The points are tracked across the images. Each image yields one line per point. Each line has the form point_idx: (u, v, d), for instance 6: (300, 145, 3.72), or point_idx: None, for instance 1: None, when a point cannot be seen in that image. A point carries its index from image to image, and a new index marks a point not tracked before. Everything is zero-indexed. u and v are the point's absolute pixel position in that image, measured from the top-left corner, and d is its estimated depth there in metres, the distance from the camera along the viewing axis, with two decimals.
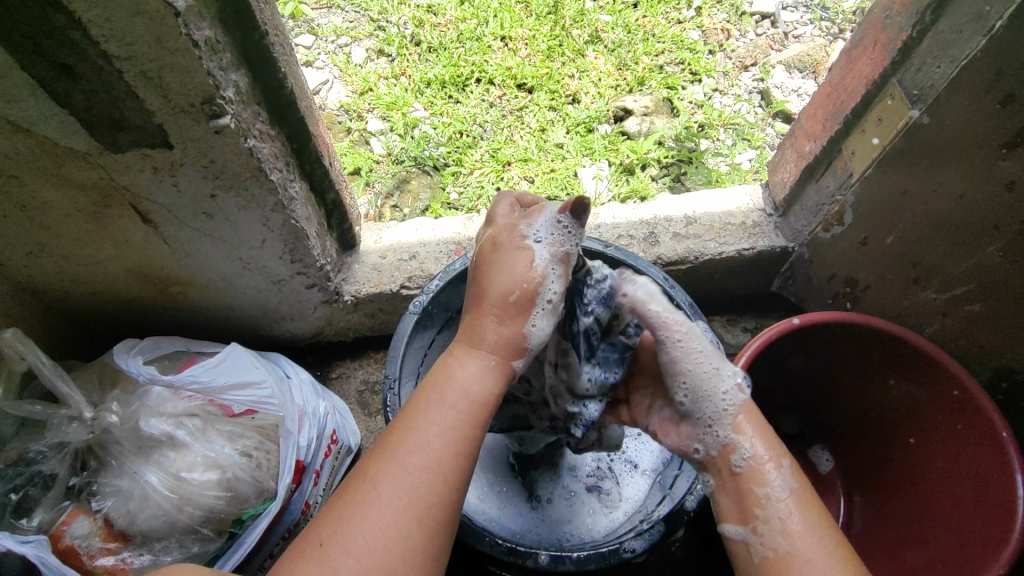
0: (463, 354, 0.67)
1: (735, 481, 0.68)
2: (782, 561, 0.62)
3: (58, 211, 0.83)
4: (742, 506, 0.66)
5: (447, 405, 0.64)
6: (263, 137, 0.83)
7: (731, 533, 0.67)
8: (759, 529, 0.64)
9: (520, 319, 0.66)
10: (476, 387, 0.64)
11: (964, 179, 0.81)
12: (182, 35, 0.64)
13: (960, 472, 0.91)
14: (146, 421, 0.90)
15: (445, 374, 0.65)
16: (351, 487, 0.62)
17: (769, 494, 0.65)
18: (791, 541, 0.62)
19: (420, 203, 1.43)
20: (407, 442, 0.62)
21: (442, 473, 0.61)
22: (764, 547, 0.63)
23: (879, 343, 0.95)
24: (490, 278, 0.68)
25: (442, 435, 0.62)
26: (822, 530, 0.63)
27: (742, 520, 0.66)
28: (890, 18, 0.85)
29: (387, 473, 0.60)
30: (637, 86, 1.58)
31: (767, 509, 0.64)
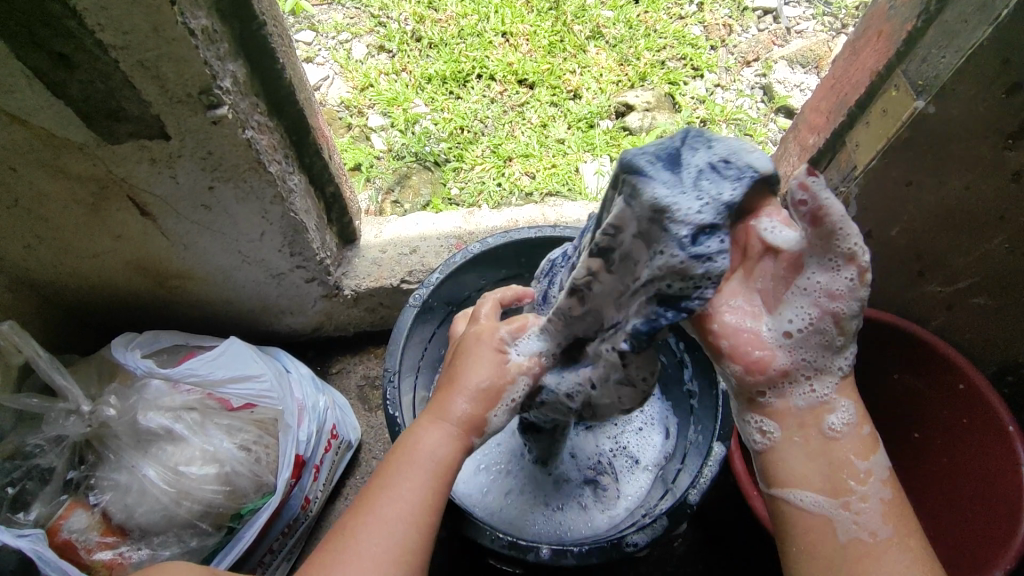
0: (430, 423, 0.65)
1: (825, 446, 0.58)
2: (880, 547, 0.57)
3: (55, 203, 0.82)
4: (831, 479, 0.57)
5: (420, 472, 0.62)
6: (262, 129, 0.82)
7: (810, 504, 0.57)
8: (853, 505, 0.57)
9: (483, 403, 0.65)
10: (442, 451, 0.63)
11: (970, 170, 0.81)
12: (179, 24, 0.63)
13: (965, 467, 0.90)
14: (145, 415, 0.89)
15: (413, 441, 0.64)
16: (330, 542, 0.61)
17: (869, 469, 0.58)
18: (889, 526, 0.58)
19: (421, 199, 1.42)
20: (384, 502, 0.61)
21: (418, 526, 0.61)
22: (855, 527, 0.57)
23: (884, 337, 0.94)
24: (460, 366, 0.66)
25: (421, 499, 0.62)
26: (912, 521, 0.59)
27: (829, 492, 0.57)
28: (895, 9, 0.84)
29: (365, 528, 0.60)
30: (639, 81, 1.57)
31: (865, 484, 0.58)
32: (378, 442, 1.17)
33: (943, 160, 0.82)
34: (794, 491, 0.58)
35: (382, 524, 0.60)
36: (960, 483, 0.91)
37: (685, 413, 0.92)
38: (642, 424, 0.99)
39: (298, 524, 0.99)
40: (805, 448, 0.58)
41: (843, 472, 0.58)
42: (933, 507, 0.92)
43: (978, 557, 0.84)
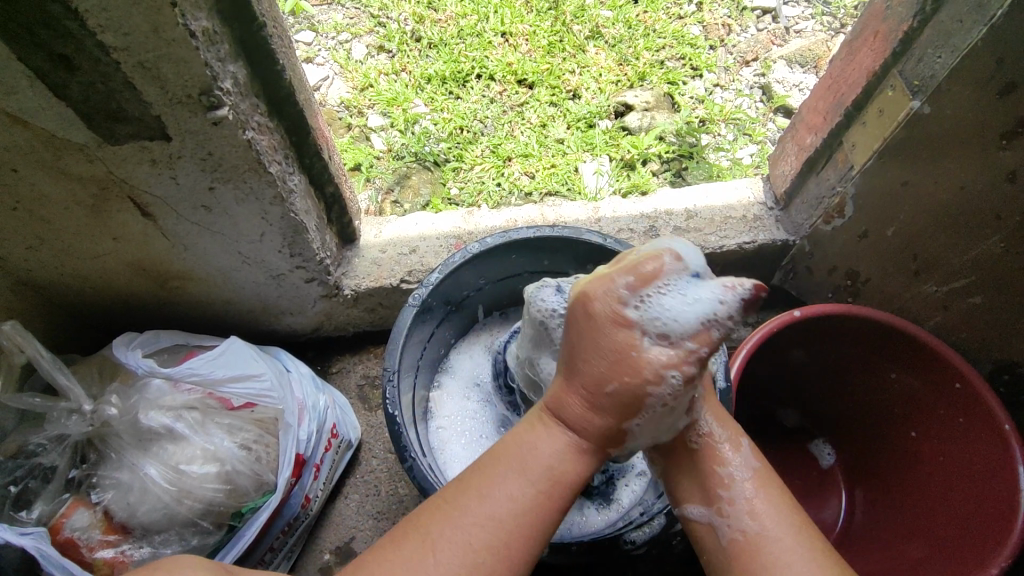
0: (553, 427, 0.63)
1: (696, 464, 0.69)
2: (750, 541, 0.63)
3: (57, 204, 0.83)
4: (705, 489, 0.68)
5: (525, 479, 0.62)
6: (262, 129, 0.82)
7: (696, 515, 0.68)
8: (725, 511, 0.66)
9: (620, 415, 0.61)
10: (551, 459, 0.62)
11: (965, 169, 0.81)
12: (179, 25, 0.64)
13: (960, 464, 0.91)
14: (146, 414, 0.90)
15: (533, 445, 0.63)
16: (409, 540, 0.61)
17: (732, 474, 0.67)
18: (758, 522, 0.64)
19: (420, 199, 1.43)
20: (475, 504, 0.61)
21: (505, 549, 0.60)
22: (732, 529, 0.65)
23: (882, 336, 0.95)
24: (589, 350, 0.60)
25: (513, 513, 0.61)
26: (785, 506, 0.66)
27: (705, 502, 0.67)
28: (891, 9, 0.85)
29: (447, 538, 0.60)
30: (638, 81, 1.58)
31: (731, 490, 0.66)
32: (378, 440, 1.18)
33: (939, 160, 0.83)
34: (687, 507, 0.69)
35: (466, 527, 0.60)
36: (956, 482, 0.91)
37: None
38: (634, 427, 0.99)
39: (299, 522, 1.00)
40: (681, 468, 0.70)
41: (710, 483, 0.67)
42: (930, 505, 0.93)
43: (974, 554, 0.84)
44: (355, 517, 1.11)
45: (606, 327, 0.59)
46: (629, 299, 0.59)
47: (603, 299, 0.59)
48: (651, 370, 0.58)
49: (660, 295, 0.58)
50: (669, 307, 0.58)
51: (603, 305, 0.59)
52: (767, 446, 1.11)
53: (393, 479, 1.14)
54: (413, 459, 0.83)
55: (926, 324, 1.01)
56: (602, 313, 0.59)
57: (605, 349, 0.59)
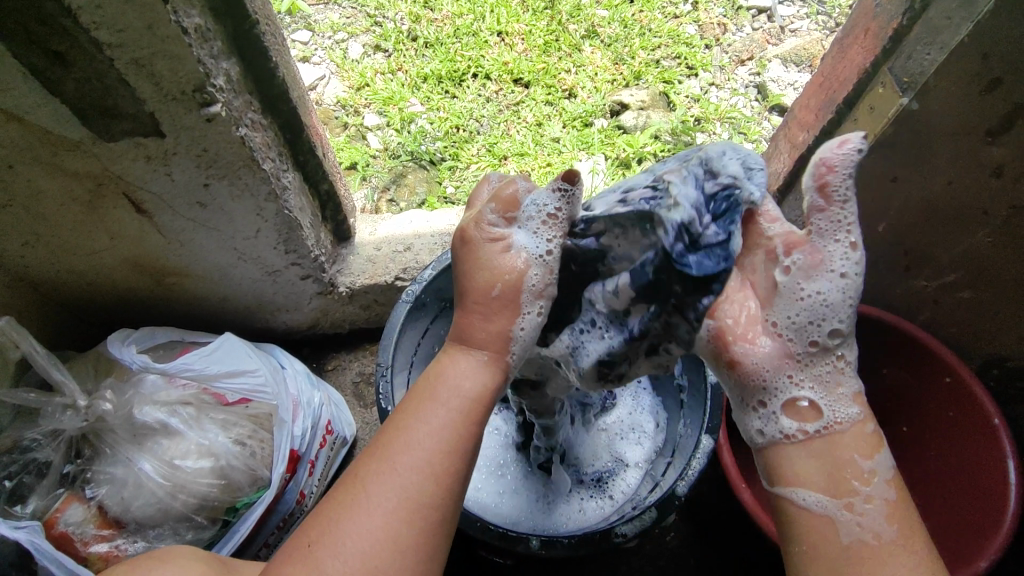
0: (457, 351, 0.66)
1: (827, 447, 0.62)
2: (883, 547, 0.58)
3: (51, 200, 0.83)
4: (836, 477, 0.60)
5: (440, 405, 0.63)
6: (255, 126, 0.83)
7: (812, 502, 0.60)
8: (856, 506, 0.59)
9: (509, 312, 0.65)
10: (467, 383, 0.64)
11: (953, 166, 0.82)
12: (172, 22, 0.64)
13: (948, 456, 0.92)
14: (140, 409, 0.90)
15: (438, 373, 0.65)
16: (343, 487, 0.62)
17: (872, 468, 0.61)
18: (892, 527, 0.59)
19: (417, 197, 1.44)
20: (399, 436, 0.62)
21: (435, 474, 0.60)
22: (860, 528, 0.59)
23: (872, 331, 0.96)
24: (472, 275, 0.66)
25: (436, 438, 0.61)
26: (912, 516, 0.61)
27: (830, 491, 0.60)
28: (881, 7, 0.85)
29: (376, 474, 0.61)
30: (634, 80, 1.59)
31: (869, 484, 0.60)
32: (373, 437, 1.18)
33: (928, 157, 0.83)
34: (799, 486, 0.61)
35: (392, 459, 0.61)
36: (947, 474, 0.92)
37: (675, 408, 0.94)
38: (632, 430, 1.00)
39: (295, 517, 1.00)
40: (807, 444, 0.62)
41: (849, 473, 0.60)
42: (920, 497, 0.94)
43: (965, 544, 0.85)
44: None
45: (484, 246, 0.66)
46: (499, 223, 0.66)
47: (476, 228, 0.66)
48: (516, 270, 0.65)
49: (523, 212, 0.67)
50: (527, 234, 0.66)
51: (478, 231, 0.66)
52: None
53: None
54: None
55: (916, 319, 1.02)
56: (477, 236, 0.66)
57: (484, 271, 0.65)
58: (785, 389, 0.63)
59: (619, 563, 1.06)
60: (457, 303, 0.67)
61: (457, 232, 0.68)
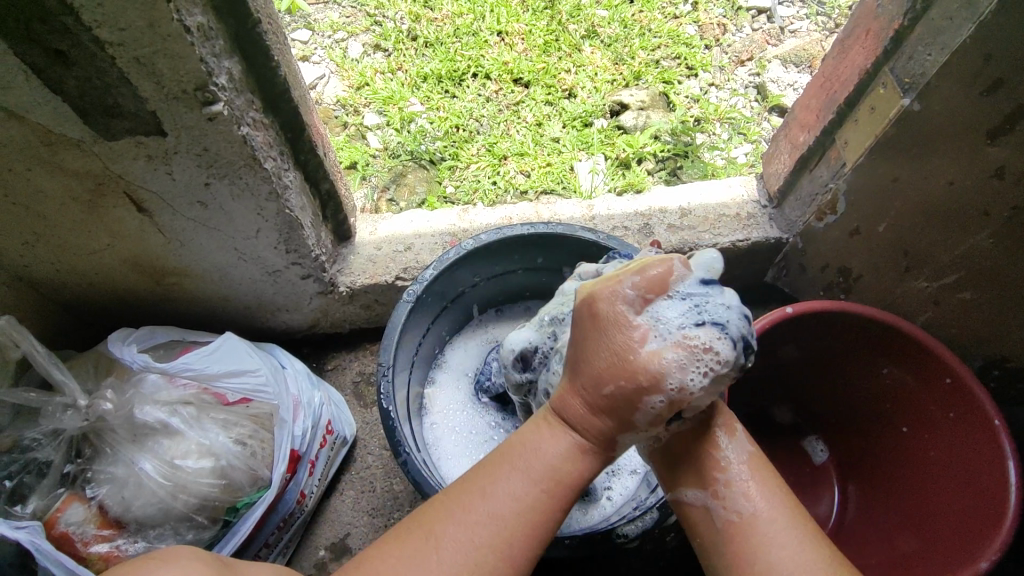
0: (557, 427, 0.63)
1: (686, 442, 0.67)
2: (747, 522, 0.62)
3: (52, 200, 0.83)
4: (699, 471, 0.65)
5: (531, 483, 0.61)
6: (257, 125, 0.83)
7: (690, 498, 0.65)
8: (720, 493, 0.64)
9: (614, 412, 0.60)
10: (560, 463, 0.62)
11: (953, 166, 0.82)
12: (173, 20, 0.64)
13: (947, 455, 0.92)
14: (141, 409, 0.90)
15: (533, 445, 0.63)
16: (412, 535, 0.63)
17: (727, 455, 0.65)
18: (754, 502, 0.63)
19: (417, 196, 1.43)
20: (483, 505, 0.62)
21: (510, 548, 0.60)
22: (726, 511, 0.63)
23: (869, 331, 0.96)
24: (591, 356, 0.60)
25: (520, 515, 0.61)
26: (779, 488, 0.65)
27: (700, 484, 0.65)
28: (883, 8, 0.86)
29: (449, 537, 0.61)
30: (634, 80, 1.59)
31: (727, 471, 0.64)
32: (373, 437, 1.18)
33: (931, 157, 0.83)
34: (681, 489, 0.66)
35: (470, 527, 0.61)
36: (946, 476, 0.92)
37: None
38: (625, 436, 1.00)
39: (295, 518, 1.00)
40: (671, 443, 0.67)
41: (709, 466, 0.64)
42: (920, 498, 0.94)
43: (965, 543, 0.85)
44: (350, 513, 1.12)
45: (607, 332, 0.59)
46: (634, 307, 0.59)
47: (609, 304, 0.60)
48: (651, 375, 0.57)
49: (666, 305, 0.60)
50: (665, 326, 0.58)
51: (608, 308, 0.59)
52: (761, 441, 1.11)
53: (388, 476, 1.15)
54: (407, 454, 0.84)
55: (916, 320, 1.02)
56: (605, 318, 0.59)
57: (604, 358, 0.59)
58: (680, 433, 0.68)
59: (619, 563, 1.06)
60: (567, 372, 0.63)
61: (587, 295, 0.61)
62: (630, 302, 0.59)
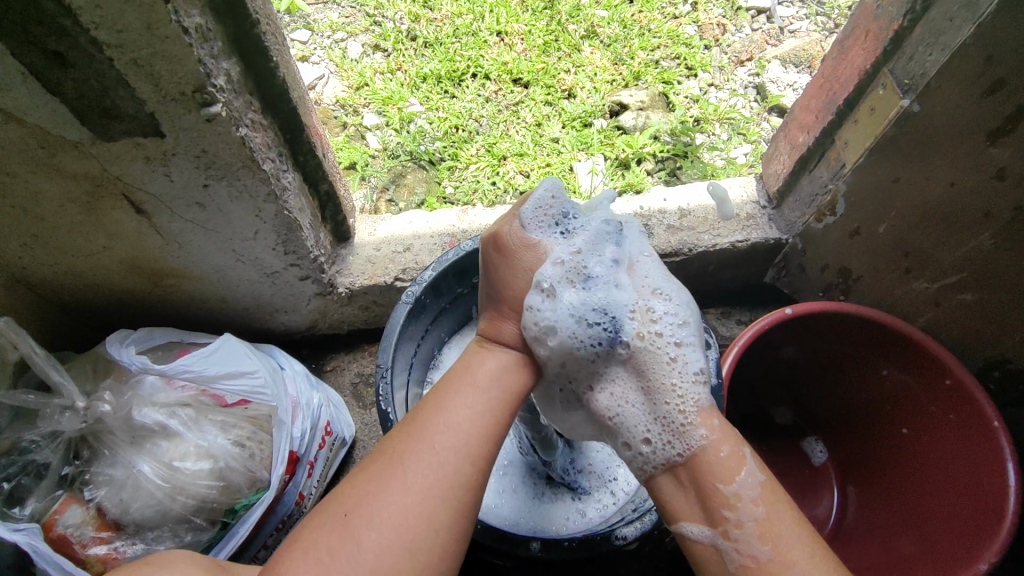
0: (489, 349, 0.71)
1: (694, 477, 0.66)
2: (763, 568, 0.60)
3: (50, 201, 0.83)
4: (707, 508, 0.64)
5: (480, 392, 0.66)
6: (255, 126, 0.83)
7: (695, 534, 0.64)
8: (731, 533, 0.62)
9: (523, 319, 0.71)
10: (501, 376, 0.68)
11: (953, 167, 0.82)
12: (172, 22, 0.64)
13: (946, 457, 0.92)
14: (139, 411, 0.90)
15: (471, 363, 0.69)
16: (377, 461, 0.62)
17: (738, 493, 0.63)
18: (768, 546, 0.61)
19: (416, 197, 1.43)
20: (441, 418, 0.63)
21: (473, 455, 0.62)
22: (738, 554, 0.62)
23: (869, 332, 0.96)
24: (508, 278, 0.73)
25: (477, 422, 0.63)
26: (794, 522, 0.63)
27: (708, 522, 0.64)
28: (882, 8, 0.85)
29: (415, 451, 0.61)
30: (633, 80, 1.58)
31: (736, 510, 0.62)
32: (372, 438, 1.18)
33: (932, 158, 0.83)
34: (684, 524, 0.66)
35: (434, 440, 0.62)
36: (946, 478, 0.92)
37: None
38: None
39: (293, 520, 1.00)
40: (676, 480, 0.68)
41: (715, 504, 0.63)
42: (919, 500, 0.94)
43: (966, 546, 0.85)
44: None
45: (515, 251, 0.73)
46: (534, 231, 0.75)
47: (511, 235, 0.74)
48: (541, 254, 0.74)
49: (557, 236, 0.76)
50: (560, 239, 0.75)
51: (510, 238, 0.74)
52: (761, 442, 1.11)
53: None
54: None
55: (916, 321, 1.02)
56: (511, 240, 0.73)
57: (521, 271, 0.73)
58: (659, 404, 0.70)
59: (618, 565, 1.06)
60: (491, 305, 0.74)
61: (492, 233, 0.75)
62: (530, 222, 0.75)
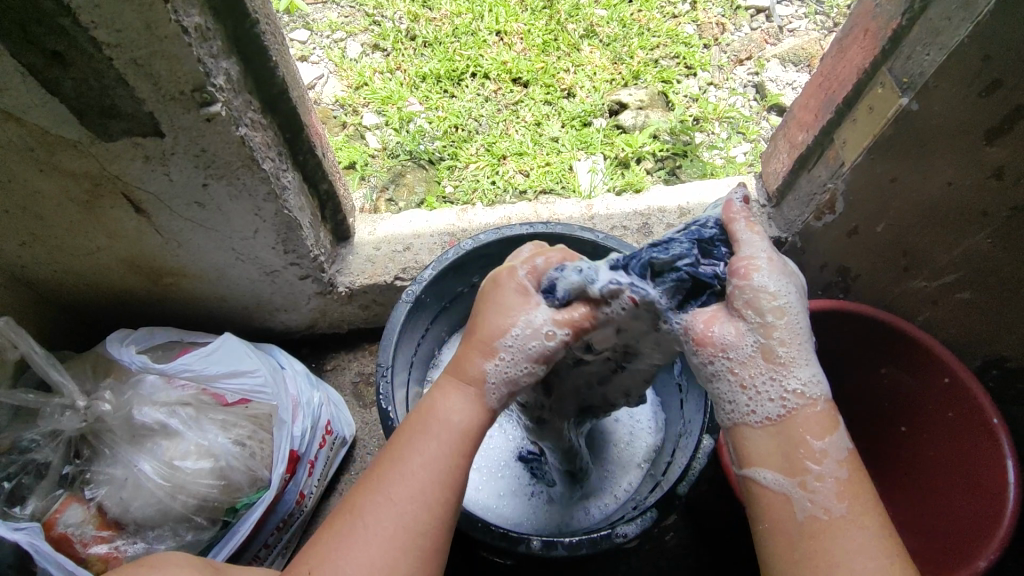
0: (450, 386, 0.68)
1: (784, 425, 0.60)
2: (833, 523, 0.58)
3: (50, 201, 0.83)
4: (790, 457, 0.60)
5: (431, 436, 0.66)
6: (255, 125, 0.83)
7: (771, 482, 0.60)
8: (809, 485, 0.59)
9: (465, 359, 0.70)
10: (457, 418, 0.66)
11: (952, 166, 0.82)
12: (171, 22, 0.64)
13: (945, 454, 0.92)
14: (140, 410, 0.90)
15: (430, 406, 0.68)
16: (339, 517, 0.65)
17: (825, 449, 0.60)
18: (844, 504, 0.59)
19: (416, 196, 1.43)
20: (398, 481, 0.64)
21: (429, 506, 0.63)
22: (812, 504, 0.59)
23: (867, 330, 0.96)
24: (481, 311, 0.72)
25: (435, 487, 0.64)
26: (871, 496, 0.60)
27: (787, 471, 0.60)
28: (881, 7, 0.86)
29: (371, 504, 0.63)
30: (632, 79, 1.58)
31: (822, 464, 0.59)
32: (373, 437, 1.18)
33: (930, 157, 0.83)
34: (758, 469, 0.61)
35: (390, 505, 0.63)
36: (947, 475, 0.92)
37: (675, 409, 0.94)
38: (629, 430, 0.99)
39: (295, 518, 1.00)
40: (763, 426, 0.61)
41: (799, 454, 0.60)
42: (919, 497, 0.94)
43: (968, 541, 0.85)
44: None
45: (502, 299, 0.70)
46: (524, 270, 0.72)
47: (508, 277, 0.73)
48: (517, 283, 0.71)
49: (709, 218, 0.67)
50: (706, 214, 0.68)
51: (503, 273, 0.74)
52: None
53: None
54: None
55: (915, 319, 1.02)
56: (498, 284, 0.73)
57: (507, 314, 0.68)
58: (725, 377, 0.62)
59: (618, 562, 1.06)
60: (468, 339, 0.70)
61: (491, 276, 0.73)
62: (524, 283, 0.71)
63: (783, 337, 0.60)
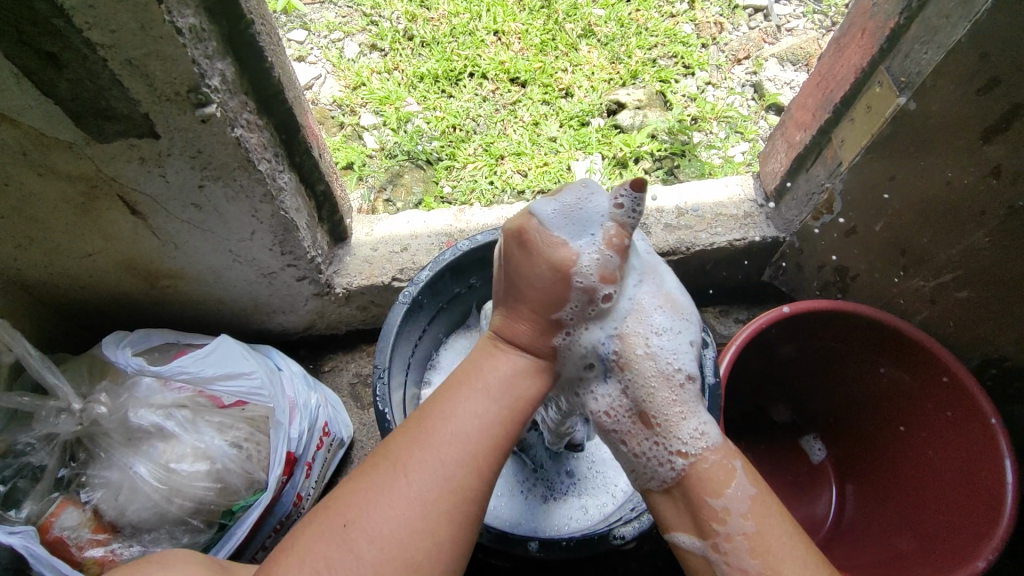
0: (500, 350, 0.71)
1: (687, 493, 0.68)
2: None
3: (44, 202, 0.83)
4: (698, 522, 0.66)
5: (490, 399, 0.66)
6: (251, 127, 0.82)
7: (687, 544, 0.67)
8: (720, 547, 0.64)
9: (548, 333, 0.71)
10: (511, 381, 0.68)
11: (951, 165, 0.81)
12: (165, 23, 0.64)
13: (941, 457, 0.92)
14: (135, 412, 0.90)
15: (481, 368, 0.69)
16: (379, 468, 0.63)
17: (727, 506, 0.65)
18: (758, 560, 0.62)
19: (413, 197, 1.43)
20: (429, 446, 0.62)
21: (477, 467, 0.62)
22: (728, 566, 0.64)
23: (864, 330, 0.96)
24: (530, 274, 0.70)
25: (482, 429, 0.64)
26: (784, 536, 0.63)
27: (699, 535, 0.66)
28: (878, 7, 0.85)
29: (418, 456, 0.62)
30: (630, 79, 1.58)
31: (725, 524, 0.64)
32: (371, 438, 1.18)
33: (931, 157, 0.83)
34: (679, 533, 0.69)
35: (437, 447, 0.62)
36: (944, 477, 0.91)
37: None
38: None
39: (293, 519, 1.00)
40: (666, 491, 0.69)
41: (705, 517, 0.65)
42: (916, 500, 0.94)
43: (966, 543, 0.85)
44: None
45: (542, 251, 0.69)
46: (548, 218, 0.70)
47: (536, 229, 0.70)
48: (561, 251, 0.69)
49: None
50: None
51: (536, 232, 0.70)
52: (759, 441, 1.11)
53: None
54: None
55: (914, 318, 1.01)
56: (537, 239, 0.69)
57: (546, 272, 0.69)
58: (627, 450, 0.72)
59: (617, 563, 1.06)
60: (507, 301, 0.72)
61: (512, 232, 0.70)
62: (552, 219, 0.70)
63: (662, 400, 0.70)
